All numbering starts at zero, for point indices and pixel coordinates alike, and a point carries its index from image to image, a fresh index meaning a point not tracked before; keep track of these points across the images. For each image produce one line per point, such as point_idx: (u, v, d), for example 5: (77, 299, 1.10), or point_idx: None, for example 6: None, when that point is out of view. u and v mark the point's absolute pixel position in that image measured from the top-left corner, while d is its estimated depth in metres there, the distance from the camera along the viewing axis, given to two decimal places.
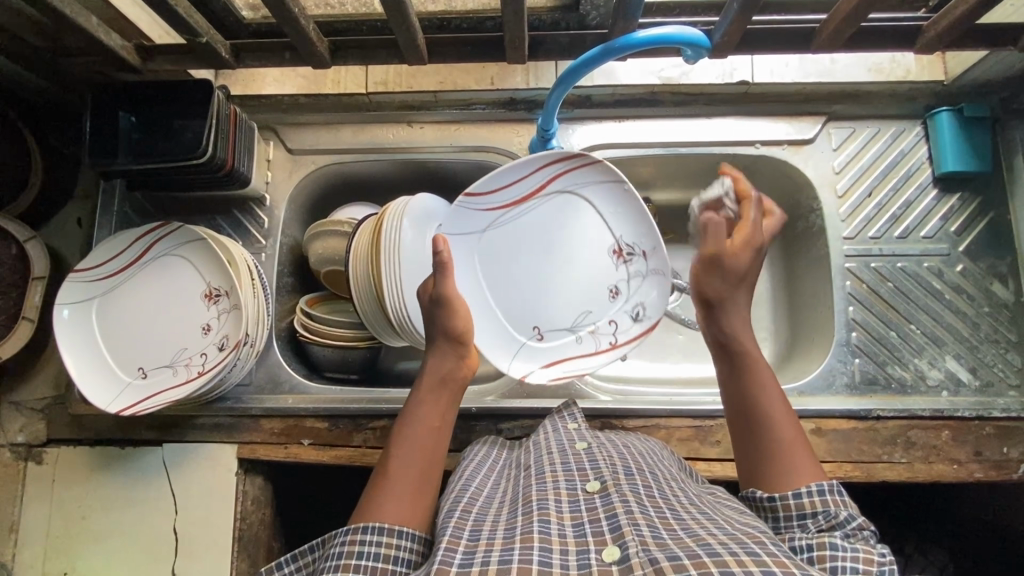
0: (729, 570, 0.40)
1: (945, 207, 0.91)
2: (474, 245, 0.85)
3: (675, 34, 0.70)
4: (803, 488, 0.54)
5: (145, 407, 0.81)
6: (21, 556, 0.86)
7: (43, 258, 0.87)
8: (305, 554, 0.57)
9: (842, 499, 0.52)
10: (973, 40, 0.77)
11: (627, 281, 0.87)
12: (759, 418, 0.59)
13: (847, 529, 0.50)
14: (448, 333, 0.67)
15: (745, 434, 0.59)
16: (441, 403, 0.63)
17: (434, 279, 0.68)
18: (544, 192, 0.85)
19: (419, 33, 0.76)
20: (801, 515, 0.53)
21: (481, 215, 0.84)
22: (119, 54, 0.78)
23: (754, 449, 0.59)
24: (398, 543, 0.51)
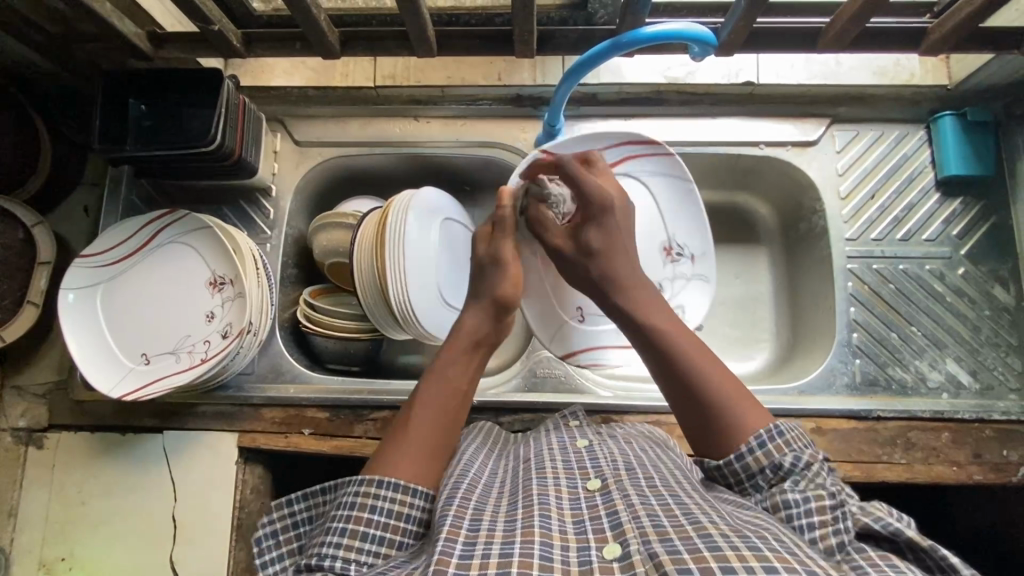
0: (728, 566, 0.40)
1: (948, 210, 0.92)
2: None
3: (683, 30, 0.72)
4: (744, 446, 0.54)
5: (148, 393, 0.81)
6: (19, 541, 0.86)
7: (50, 242, 0.87)
8: (317, 494, 0.61)
9: (786, 441, 0.54)
10: (978, 43, 0.78)
11: (672, 279, 0.90)
12: (695, 395, 0.58)
13: (795, 474, 0.52)
14: (493, 295, 0.70)
15: (674, 397, 0.60)
16: (468, 370, 0.66)
17: (493, 230, 0.75)
18: (612, 172, 0.88)
19: (429, 26, 0.76)
20: (751, 474, 0.54)
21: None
22: (132, 40, 0.79)
23: (698, 420, 0.58)
24: (411, 501, 0.54)
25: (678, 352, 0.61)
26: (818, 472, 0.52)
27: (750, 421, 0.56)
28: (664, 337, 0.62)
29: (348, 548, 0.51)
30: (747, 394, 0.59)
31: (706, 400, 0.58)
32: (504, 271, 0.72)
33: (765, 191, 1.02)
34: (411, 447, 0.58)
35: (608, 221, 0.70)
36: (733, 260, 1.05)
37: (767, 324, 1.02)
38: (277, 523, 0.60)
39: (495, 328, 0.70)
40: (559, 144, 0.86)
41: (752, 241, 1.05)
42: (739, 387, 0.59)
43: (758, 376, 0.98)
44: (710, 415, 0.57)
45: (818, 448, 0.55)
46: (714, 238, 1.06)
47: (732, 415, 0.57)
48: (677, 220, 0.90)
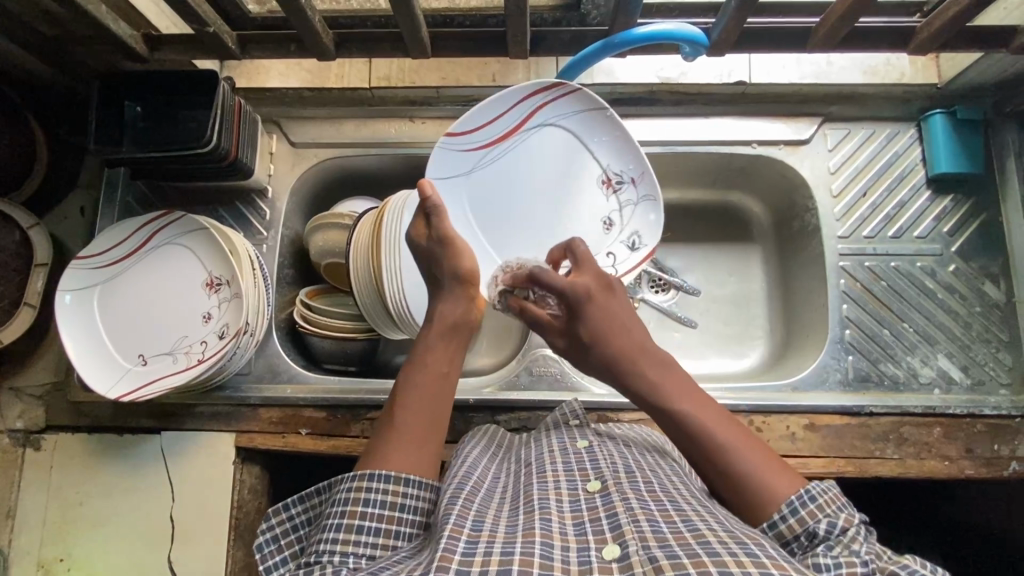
0: (726, 571, 0.40)
1: (938, 207, 0.93)
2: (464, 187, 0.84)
3: (674, 30, 0.74)
4: (776, 515, 0.53)
5: (145, 394, 0.82)
6: (17, 542, 0.87)
7: (46, 244, 0.88)
8: (313, 496, 0.61)
9: (819, 506, 0.52)
10: (968, 42, 0.79)
11: (618, 211, 0.88)
12: (720, 472, 0.57)
13: (830, 540, 0.50)
14: (453, 275, 0.69)
15: (706, 471, 0.58)
16: (447, 350, 0.64)
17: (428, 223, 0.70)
18: (527, 129, 0.85)
19: (423, 27, 0.77)
20: (789, 542, 0.52)
21: (465, 156, 0.84)
22: (128, 43, 0.80)
23: (722, 490, 0.57)
24: (404, 491, 0.55)
25: (695, 429, 0.58)
26: (854, 538, 0.49)
27: (779, 488, 0.54)
28: (682, 417, 0.59)
29: (346, 542, 0.52)
30: (775, 458, 0.57)
31: (728, 472, 0.56)
32: (458, 250, 0.69)
33: (759, 190, 1.03)
34: (400, 436, 0.58)
35: (593, 314, 0.66)
36: (727, 258, 1.06)
37: (760, 322, 1.03)
38: (276, 528, 0.60)
39: (470, 310, 0.68)
40: (467, 120, 0.81)
41: (745, 240, 1.06)
42: (764, 453, 0.57)
43: (752, 373, 0.99)
44: (738, 492, 0.56)
45: (856, 510, 0.53)
46: (707, 237, 1.07)
47: (760, 485, 0.55)
48: (603, 149, 0.86)
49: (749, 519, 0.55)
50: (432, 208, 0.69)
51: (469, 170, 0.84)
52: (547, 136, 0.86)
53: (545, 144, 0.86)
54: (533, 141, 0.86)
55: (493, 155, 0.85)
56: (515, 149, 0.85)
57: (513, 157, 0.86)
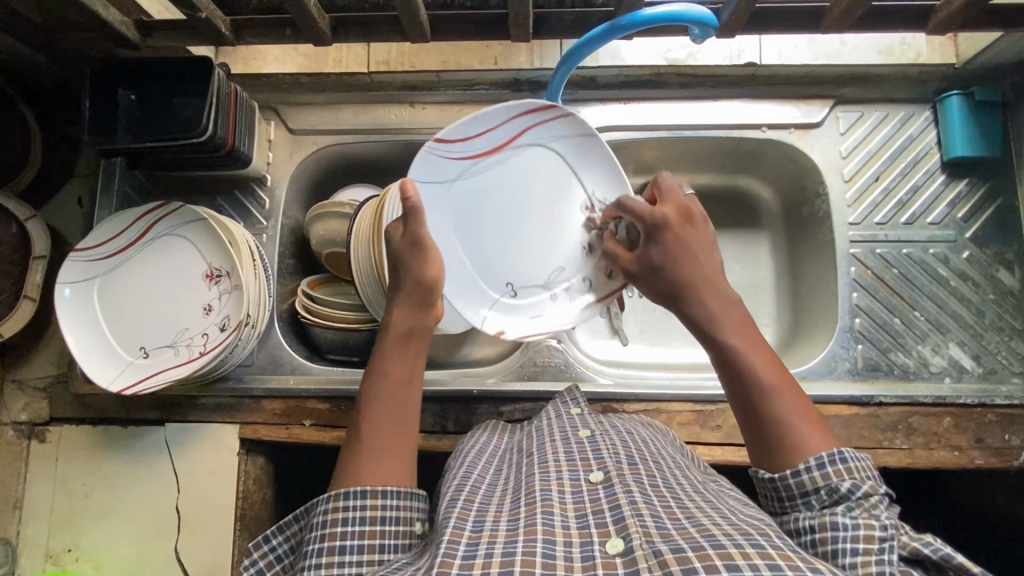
0: (733, 564, 0.39)
1: (952, 193, 0.90)
2: (446, 199, 0.74)
3: (683, 12, 0.70)
4: (803, 466, 0.53)
5: (147, 387, 0.81)
6: (24, 533, 0.87)
7: (44, 237, 0.87)
8: (291, 525, 0.60)
9: (847, 468, 0.52)
10: (988, 19, 0.75)
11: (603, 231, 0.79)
12: (764, 412, 0.56)
13: (850, 501, 0.50)
14: (416, 281, 0.66)
15: (747, 418, 0.57)
16: (408, 358, 0.64)
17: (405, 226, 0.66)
18: (514, 148, 0.78)
19: (422, 10, 0.74)
20: (804, 492, 0.52)
21: (450, 164, 0.74)
22: (118, 29, 0.78)
23: (761, 436, 0.56)
24: (382, 503, 0.54)
25: (749, 368, 0.58)
26: (876, 503, 0.50)
27: (813, 443, 0.54)
28: (733, 350, 0.59)
29: (329, 565, 0.51)
30: (816, 417, 0.56)
31: (773, 416, 0.56)
32: (428, 257, 0.66)
33: (769, 174, 1.00)
34: (370, 455, 0.57)
35: (681, 250, 0.64)
36: (734, 244, 1.04)
37: (768, 310, 1.01)
38: (261, 562, 0.59)
39: (425, 313, 0.66)
40: (459, 127, 0.72)
41: (753, 226, 1.04)
42: (808, 411, 0.56)
43: None
44: (780, 437, 0.55)
45: (881, 481, 0.52)
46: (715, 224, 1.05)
47: (796, 437, 0.55)
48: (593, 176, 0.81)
49: (772, 464, 0.55)
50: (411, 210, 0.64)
51: (453, 180, 0.74)
52: (534, 159, 0.79)
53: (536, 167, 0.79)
54: (521, 161, 0.78)
55: (478, 169, 0.76)
56: (505, 165, 0.78)
57: (502, 174, 0.77)
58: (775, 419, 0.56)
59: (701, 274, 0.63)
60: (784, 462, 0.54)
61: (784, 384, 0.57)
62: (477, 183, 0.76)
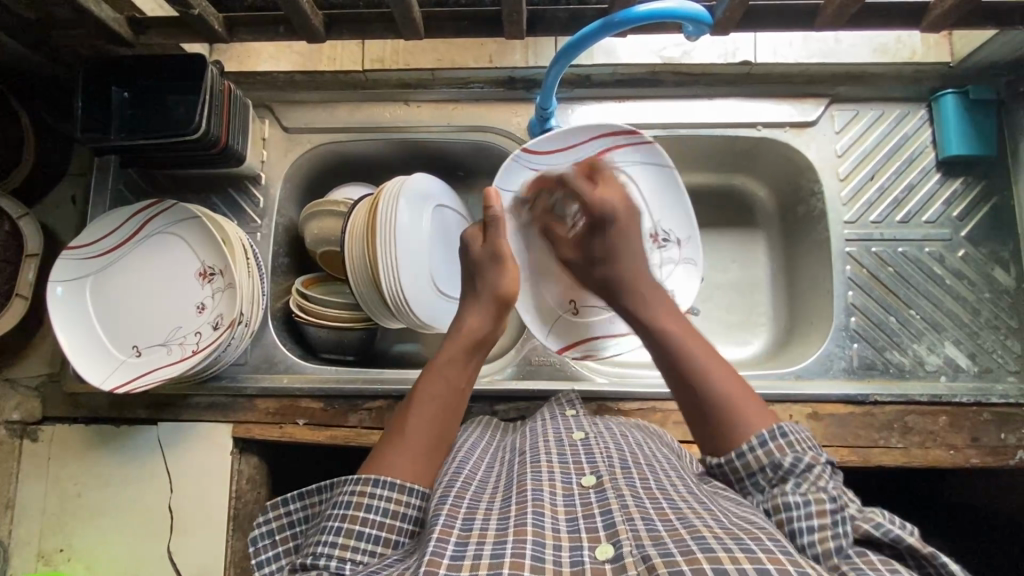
0: (721, 568, 0.39)
1: (948, 191, 0.90)
2: (523, 207, 0.86)
3: (675, 9, 0.69)
4: (745, 446, 0.54)
5: (140, 386, 0.81)
6: (17, 532, 0.87)
7: (36, 234, 0.86)
8: (313, 495, 0.60)
9: (788, 442, 0.53)
10: (983, 18, 0.75)
11: (661, 264, 0.89)
12: (703, 394, 0.57)
13: (796, 476, 0.51)
14: (493, 293, 0.70)
15: (689, 402, 0.58)
16: (466, 367, 0.65)
17: (487, 237, 0.74)
18: (595, 165, 0.87)
19: (415, 7, 0.74)
20: (750, 473, 0.53)
21: (533, 176, 0.86)
22: (110, 26, 0.78)
23: (704, 418, 0.57)
24: (407, 500, 0.54)
25: (680, 347, 0.61)
26: (819, 474, 0.51)
27: (751, 419, 0.55)
28: (668, 335, 0.62)
29: (344, 547, 0.50)
30: (754, 397, 0.57)
31: (707, 393, 0.57)
32: (503, 268, 0.72)
33: (764, 173, 1.00)
34: (405, 446, 0.57)
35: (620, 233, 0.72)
36: (730, 243, 1.04)
37: (764, 308, 1.01)
38: (273, 522, 0.59)
39: (493, 332, 0.69)
40: (541, 143, 0.84)
41: (749, 225, 1.04)
42: (744, 390, 0.57)
43: (754, 360, 0.98)
44: (718, 413, 0.56)
45: (822, 451, 0.53)
46: (710, 223, 1.04)
47: (737, 412, 0.56)
48: (660, 207, 0.89)
49: (718, 446, 0.56)
50: (491, 220, 0.74)
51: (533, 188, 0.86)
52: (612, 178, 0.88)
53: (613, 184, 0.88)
54: None
55: None
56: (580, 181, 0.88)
57: None
58: (714, 391, 0.57)
59: (634, 274, 0.70)
60: (727, 441, 0.55)
61: (724, 364, 0.59)
62: None
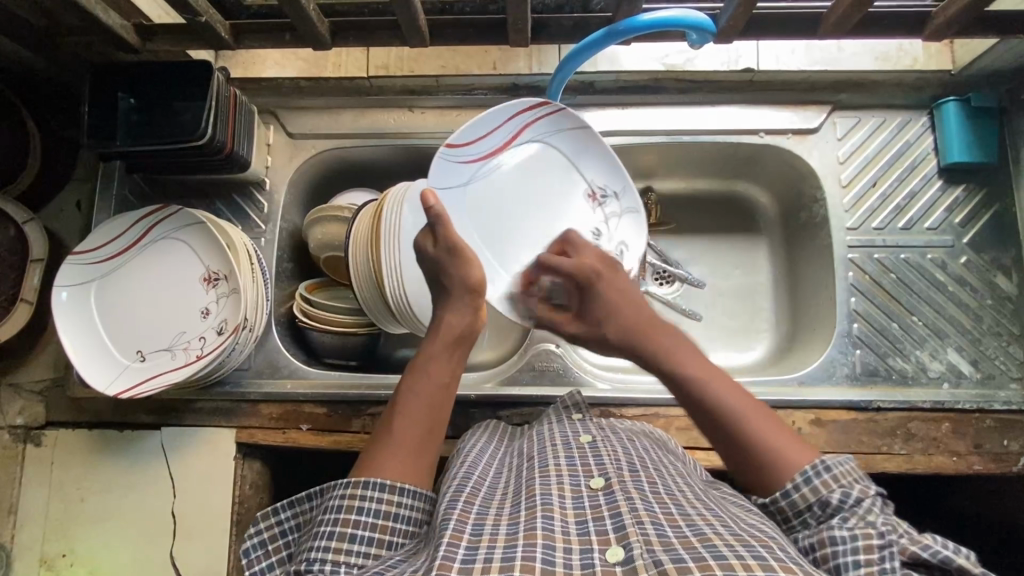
0: (734, 573, 0.39)
1: (950, 198, 0.91)
2: (461, 200, 0.77)
3: (679, 17, 0.70)
4: (790, 485, 0.54)
5: (143, 391, 0.81)
6: (20, 537, 0.87)
7: (42, 240, 0.87)
8: (302, 502, 0.60)
9: (834, 477, 0.53)
10: (985, 27, 0.76)
11: (608, 222, 0.84)
12: (741, 442, 0.57)
13: (843, 510, 0.51)
14: (465, 283, 0.68)
15: (729, 452, 0.58)
16: (450, 361, 0.64)
17: (436, 233, 0.68)
18: (517, 144, 0.80)
19: (421, 15, 0.75)
20: (798, 513, 0.53)
21: (461, 168, 0.77)
22: (118, 33, 0.78)
23: (747, 464, 0.57)
24: (399, 500, 0.54)
25: (717, 403, 0.59)
26: (869, 508, 0.50)
27: (794, 457, 0.55)
28: (689, 380, 0.61)
29: (337, 551, 0.50)
30: (791, 433, 0.58)
31: (748, 440, 0.57)
32: (468, 259, 0.68)
33: (767, 179, 1.00)
34: (394, 447, 0.57)
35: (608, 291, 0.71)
36: (733, 249, 1.04)
37: (766, 313, 1.01)
38: (265, 533, 0.59)
39: (471, 327, 0.67)
40: (466, 130, 0.76)
41: (751, 231, 1.04)
42: (779, 428, 0.57)
43: (756, 366, 0.98)
44: (761, 458, 0.56)
45: (870, 481, 0.53)
46: (712, 229, 1.05)
47: (776, 453, 0.56)
48: (592, 166, 0.83)
49: (765, 488, 0.56)
50: (436, 217, 0.67)
51: (466, 182, 0.77)
52: (534, 154, 0.81)
53: (541, 158, 0.82)
54: (519, 157, 0.81)
55: (486, 170, 0.79)
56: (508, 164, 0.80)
57: (508, 170, 0.80)
58: (750, 437, 0.57)
59: (642, 321, 0.68)
60: (771, 483, 0.55)
61: (756, 406, 0.59)
62: (489, 181, 0.79)
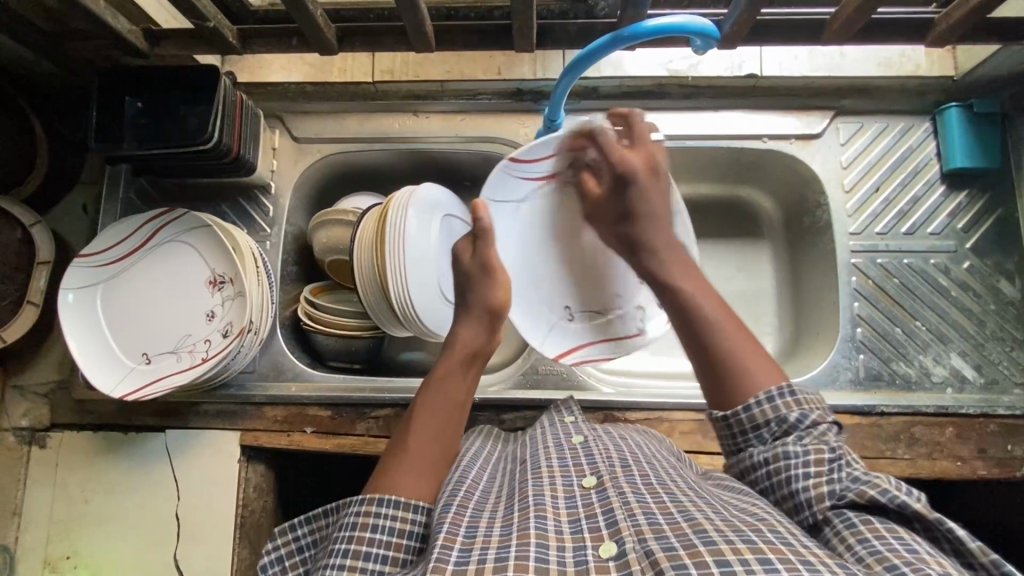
0: (723, 560, 0.39)
1: (952, 204, 0.91)
2: (514, 215, 0.86)
3: (683, 23, 0.69)
4: (752, 399, 0.53)
5: (149, 394, 0.81)
6: (24, 539, 0.87)
7: (48, 242, 0.87)
8: (318, 519, 0.59)
9: (797, 399, 0.53)
10: (986, 33, 0.76)
11: None
12: (711, 347, 0.57)
13: (800, 431, 0.52)
14: (486, 305, 0.71)
15: (699, 353, 0.58)
16: (465, 380, 0.66)
17: (475, 246, 0.73)
18: None
19: (427, 20, 0.75)
20: (755, 427, 0.53)
21: (522, 185, 0.86)
22: (126, 38, 0.79)
23: (708, 370, 0.57)
24: (413, 517, 0.53)
25: (701, 312, 0.59)
26: (823, 431, 0.52)
27: (760, 379, 0.55)
28: (675, 292, 0.62)
29: (353, 569, 0.50)
30: (767, 356, 0.57)
31: (718, 350, 0.56)
32: (497, 281, 0.72)
33: (770, 184, 1.01)
34: (411, 467, 0.57)
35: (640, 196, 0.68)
36: (736, 253, 1.04)
37: (770, 318, 1.02)
38: (282, 549, 0.59)
39: (489, 342, 0.70)
40: (528, 149, 0.82)
41: (754, 235, 1.05)
42: (756, 349, 0.57)
43: None
44: (728, 368, 0.56)
45: (829, 410, 0.54)
46: (716, 233, 1.05)
47: (743, 371, 0.55)
48: None
49: (722, 403, 0.55)
50: (480, 230, 0.72)
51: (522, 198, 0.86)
52: None
53: None
54: None
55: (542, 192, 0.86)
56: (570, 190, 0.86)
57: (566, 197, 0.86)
58: (724, 350, 0.56)
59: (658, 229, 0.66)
60: (730, 396, 0.55)
61: (740, 325, 0.58)
62: (543, 205, 0.87)
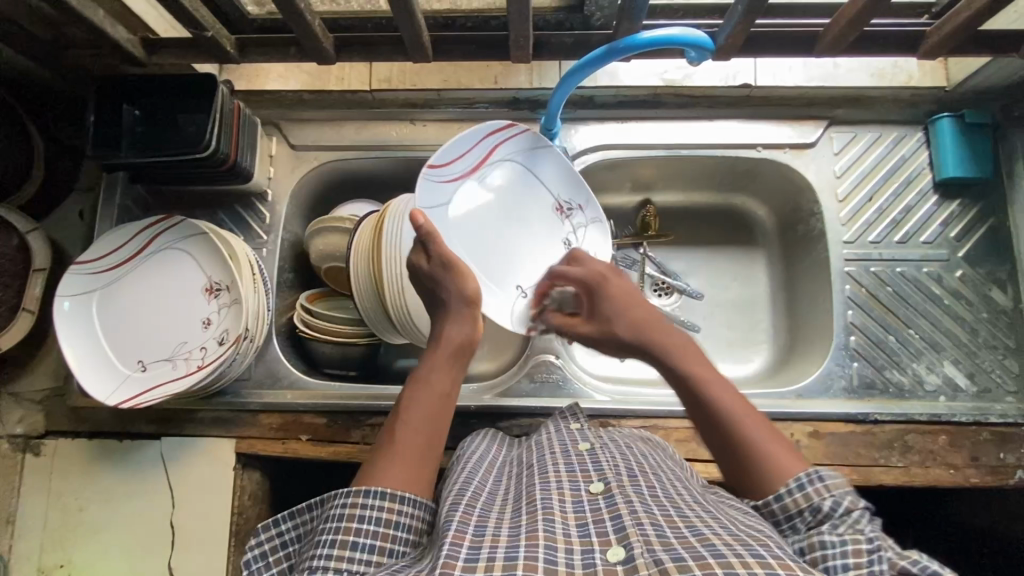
0: (732, 572, 0.40)
1: (945, 213, 0.92)
2: (444, 219, 0.79)
3: (678, 35, 0.71)
4: (783, 488, 0.53)
5: (144, 400, 0.81)
6: (17, 547, 0.86)
7: (45, 250, 0.87)
8: (303, 513, 0.59)
9: (826, 486, 0.51)
10: (977, 45, 0.77)
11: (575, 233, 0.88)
12: (738, 449, 0.56)
13: (834, 519, 0.50)
14: (460, 296, 0.69)
15: (723, 457, 0.57)
16: (450, 371, 0.64)
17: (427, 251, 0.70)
18: (490, 163, 0.84)
19: (424, 31, 0.76)
20: (788, 517, 0.52)
21: (443, 188, 0.79)
22: (124, 46, 0.79)
23: (737, 469, 0.56)
24: (399, 509, 0.53)
25: (716, 406, 0.58)
26: (858, 518, 0.49)
27: (787, 466, 0.54)
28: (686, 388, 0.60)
29: (340, 558, 0.50)
30: (783, 441, 0.57)
31: (745, 448, 0.55)
32: (462, 272, 0.70)
33: (765, 193, 1.01)
34: (395, 459, 0.57)
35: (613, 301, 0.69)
36: (731, 261, 1.05)
37: (764, 326, 1.02)
38: (265, 546, 0.58)
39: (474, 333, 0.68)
40: (443, 153, 0.78)
41: (749, 243, 1.05)
42: (771, 432, 0.57)
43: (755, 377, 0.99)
44: (755, 469, 0.55)
45: (860, 497, 0.52)
46: (711, 241, 1.06)
47: (772, 462, 0.54)
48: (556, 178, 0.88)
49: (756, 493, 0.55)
50: (426, 236, 0.69)
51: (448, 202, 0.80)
52: (506, 174, 0.85)
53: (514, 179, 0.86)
54: (494, 179, 0.84)
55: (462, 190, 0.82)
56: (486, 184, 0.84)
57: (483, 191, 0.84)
58: (750, 449, 0.55)
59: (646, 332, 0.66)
60: (765, 487, 0.54)
61: (752, 413, 0.58)
62: (466, 203, 0.82)
